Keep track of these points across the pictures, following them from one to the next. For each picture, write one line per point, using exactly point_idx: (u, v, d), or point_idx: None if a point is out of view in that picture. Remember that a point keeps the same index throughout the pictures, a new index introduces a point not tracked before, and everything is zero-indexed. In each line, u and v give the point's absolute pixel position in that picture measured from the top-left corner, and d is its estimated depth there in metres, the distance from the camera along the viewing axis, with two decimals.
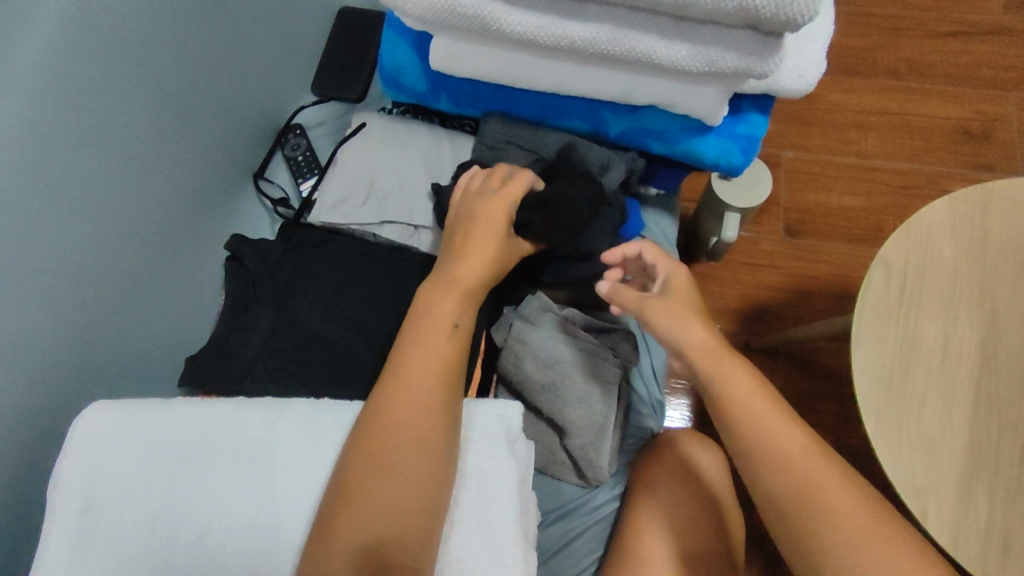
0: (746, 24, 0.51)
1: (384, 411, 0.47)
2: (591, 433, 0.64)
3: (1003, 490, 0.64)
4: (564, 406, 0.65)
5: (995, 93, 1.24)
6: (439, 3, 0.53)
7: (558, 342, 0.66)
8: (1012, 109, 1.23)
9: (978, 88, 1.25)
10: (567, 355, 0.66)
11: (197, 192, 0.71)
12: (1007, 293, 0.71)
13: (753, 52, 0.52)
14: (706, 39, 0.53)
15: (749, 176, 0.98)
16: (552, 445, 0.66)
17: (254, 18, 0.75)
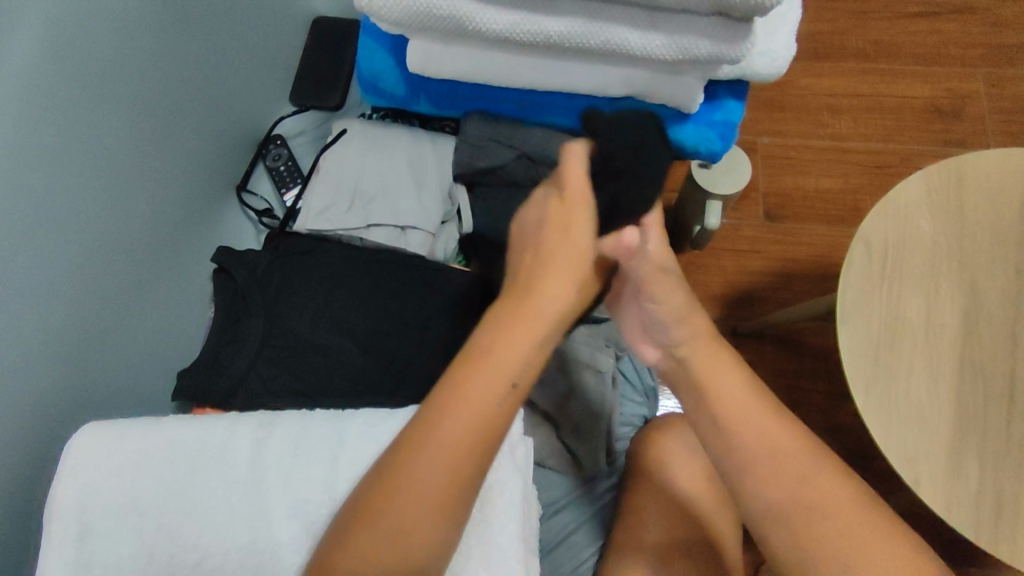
0: (717, 11, 0.52)
1: (429, 432, 0.41)
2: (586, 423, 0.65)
3: (991, 456, 0.65)
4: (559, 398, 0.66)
5: (962, 70, 1.26)
6: (414, 5, 0.53)
7: None
8: (980, 85, 1.25)
9: (947, 66, 1.27)
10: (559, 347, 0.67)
11: (181, 207, 0.71)
12: (984, 264, 0.73)
13: (726, 38, 0.53)
14: (679, 27, 0.53)
15: (729, 163, 0.99)
16: (549, 438, 0.67)
17: (229, 30, 0.75)
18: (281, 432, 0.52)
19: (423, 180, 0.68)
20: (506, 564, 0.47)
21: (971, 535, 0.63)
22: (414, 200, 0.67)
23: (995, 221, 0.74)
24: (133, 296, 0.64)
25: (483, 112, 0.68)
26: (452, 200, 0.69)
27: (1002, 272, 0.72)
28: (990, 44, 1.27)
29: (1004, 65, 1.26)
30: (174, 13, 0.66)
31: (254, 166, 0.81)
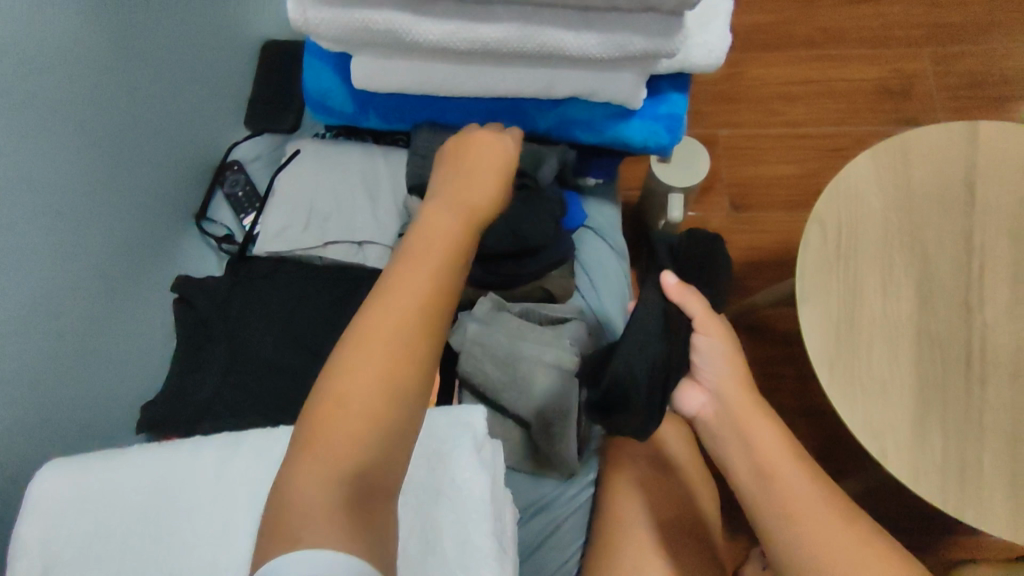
0: (647, 7, 0.53)
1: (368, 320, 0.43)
2: (557, 425, 0.66)
3: (953, 423, 0.67)
4: (528, 401, 0.66)
5: (909, 50, 1.30)
6: (350, 21, 0.54)
7: (516, 339, 0.67)
8: (927, 64, 1.28)
9: (894, 48, 1.30)
10: (525, 350, 0.67)
11: (137, 240, 0.70)
12: (936, 235, 0.75)
13: (658, 32, 0.55)
14: (612, 25, 0.54)
15: (687, 157, 1.01)
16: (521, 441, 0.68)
17: (177, 59, 0.75)
18: (246, 453, 0.52)
19: (378, 193, 0.69)
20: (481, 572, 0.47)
21: (939, 501, 0.64)
22: (370, 215, 0.67)
23: (943, 193, 0.76)
24: (94, 331, 0.63)
25: (433, 123, 0.68)
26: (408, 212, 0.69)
27: (952, 242, 0.74)
28: (934, 23, 1.31)
29: (949, 43, 1.29)
30: (118, 47, 0.66)
31: (212, 193, 0.80)
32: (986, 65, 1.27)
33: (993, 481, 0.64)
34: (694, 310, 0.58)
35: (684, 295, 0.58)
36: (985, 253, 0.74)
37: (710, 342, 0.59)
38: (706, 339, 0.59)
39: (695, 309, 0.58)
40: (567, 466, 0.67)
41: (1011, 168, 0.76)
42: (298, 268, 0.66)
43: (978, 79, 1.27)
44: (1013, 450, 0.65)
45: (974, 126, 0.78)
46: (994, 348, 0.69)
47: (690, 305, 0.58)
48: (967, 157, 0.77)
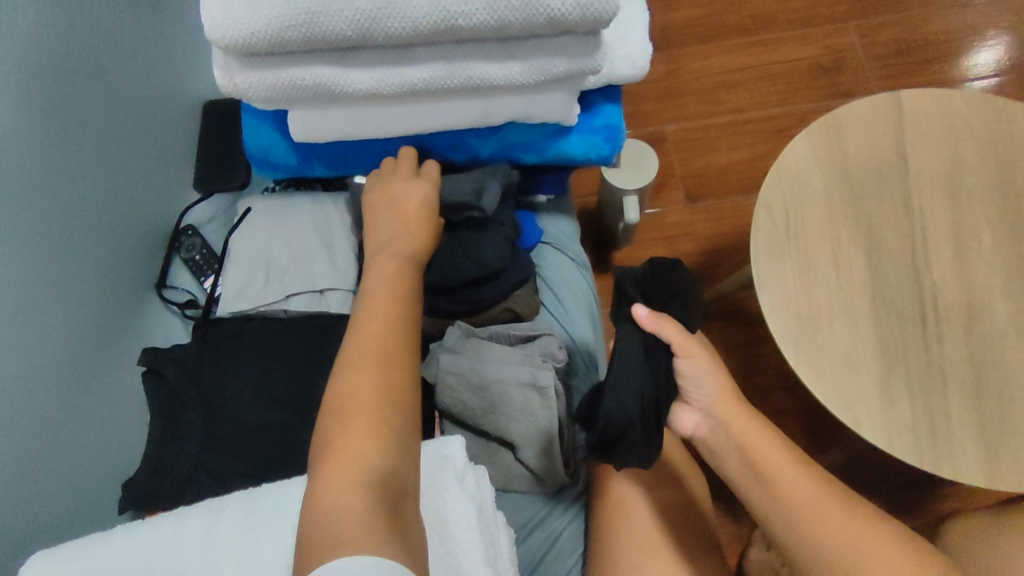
0: (563, 30, 0.55)
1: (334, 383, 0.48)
2: (539, 442, 0.66)
3: (918, 382, 0.69)
4: (508, 422, 0.67)
5: (835, 26, 1.34)
6: (282, 80, 0.56)
7: (488, 363, 0.68)
8: (853, 38, 1.33)
9: (820, 26, 1.35)
10: (499, 373, 0.67)
11: (100, 319, 0.70)
12: (877, 204, 0.78)
13: (578, 52, 0.57)
14: (533, 51, 0.57)
15: (635, 159, 1.03)
16: (508, 462, 0.69)
17: (120, 135, 0.75)
18: (228, 517, 0.52)
19: (333, 239, 0.69)
20: None
21: (915, 460, 0.66)
22: (328, 261, 0.68)
23: (879, 163, 0.79)
24: (67, 416, 0.63)
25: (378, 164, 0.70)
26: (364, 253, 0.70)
27: (893, 209, 0.77)
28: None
29: (873, 15, 1.34)
30: (59, 132, 0.66)
31: (170, 261, 0.80)
32: (910, 31, 1.32)
33: (962, 433, 0.66)
34: (669, 333, 0.61)
35: (658, 323, 0.61)
36: (925, 215, 0.77)
37: (693, 365, 0.63)
38: (687, 362, 0.63)
39: (670, 332, 0.61)
40: (555, 480, 0.68)
41: (938, 130, 0.80)
42: (262, 324, 0.67)
43: (905, 45, 1.32)
44: (977, 400, 0.68)
45: (898, 95, 0.82)
46: (947, 305, 0.72)
47: (665, 331, 0.61)
48: (896, 126, 0.80)
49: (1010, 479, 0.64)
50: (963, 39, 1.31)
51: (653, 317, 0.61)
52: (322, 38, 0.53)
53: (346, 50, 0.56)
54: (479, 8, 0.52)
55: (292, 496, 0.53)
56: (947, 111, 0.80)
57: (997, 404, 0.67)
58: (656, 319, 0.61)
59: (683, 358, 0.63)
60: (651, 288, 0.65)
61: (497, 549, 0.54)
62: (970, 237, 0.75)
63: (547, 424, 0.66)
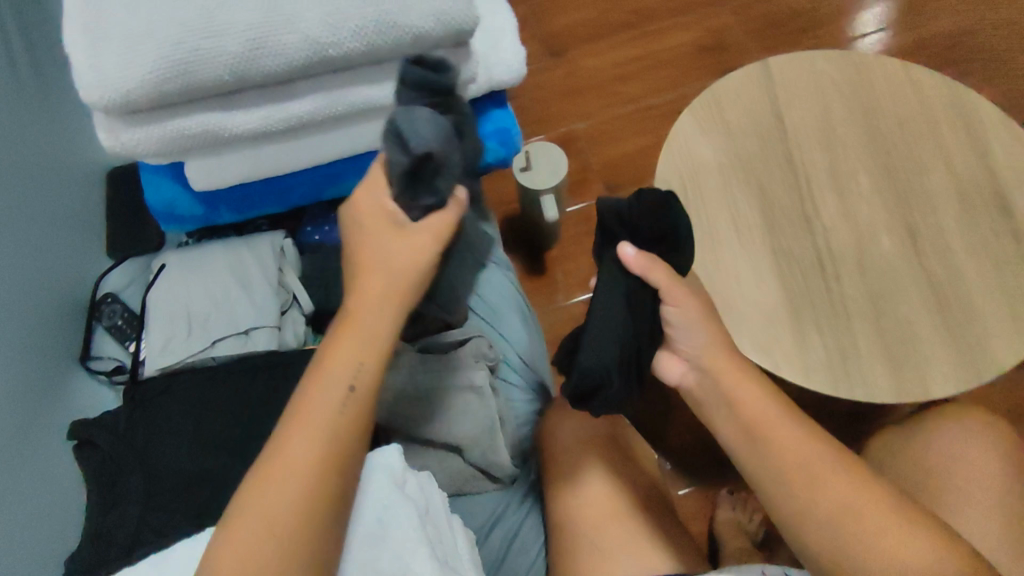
0: (432, 46, 0.59)
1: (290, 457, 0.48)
2: (483, 439, 0.68)
3: (825, 319, 0.74)
4: (451, 426, 0.69)
5: (711, 10, 1.43)
6: (168, 132, 0.57)
7: (422, 373, 0.69)
8: (730, 18, 1.42)
9: (699, 11, 1.43)
10: (434, 380, 0.69)
11: (24, 401, 0.69)
12: (764, 164, 0.83)
13: (450, 64, 0.60)
14: None
15: (542, 159, 1.08)
16: (459, 466, 0.70)
17: (25, 213, 0.74)
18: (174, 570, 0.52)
19: (250, 280, 0.70)
20: None
21: (832, 390, 0.71)
22: (249, 302, 0.69)
23: (759, 126, 0.85)
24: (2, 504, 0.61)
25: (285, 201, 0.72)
26: (285, 289, 0.72)
27: (778, 166, 0.83)
28: None
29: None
30: None
31: (92, 330, 0.79)
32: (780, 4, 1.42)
33: (869, 357, 0.72)
34: (657, 277, 0.62)
35: (645, 265, 0.62)
36: (807, 166, 0.83)
37: (683, 312, 0.63)
38: (677, 307, 0.63)
39: (658, 276, 0.62)
40: (504, 474, 0.70)
41: (806, 89, 0.86)
42: (192, 374, 0.66)
43: (778, 18, 1.41)
44: (878, 325, 0.73)
45: (766, 63, 0.88)
46: (838, 244, 0.78)
47: (648, 272, 0.62)
48: (768, 91, 0.87)
49: (916, 390, 0.70)
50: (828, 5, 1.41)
51: (642, 259, 0.62)
52: (199, 86, 0.55)
53: (227, 95, 0.58)
54: (346, 36, 0.55)
55: None
56: (811, 70, 0.87)
57: (895, 324, 0.73)
58: (643, 259, 0.62)
59: (672, 303, 0.63)
60: (643, 225, 0.64)
61: (447, 548, 0.55)
62: (848, 179, 0.81)
63: (489, 420, 0.69)
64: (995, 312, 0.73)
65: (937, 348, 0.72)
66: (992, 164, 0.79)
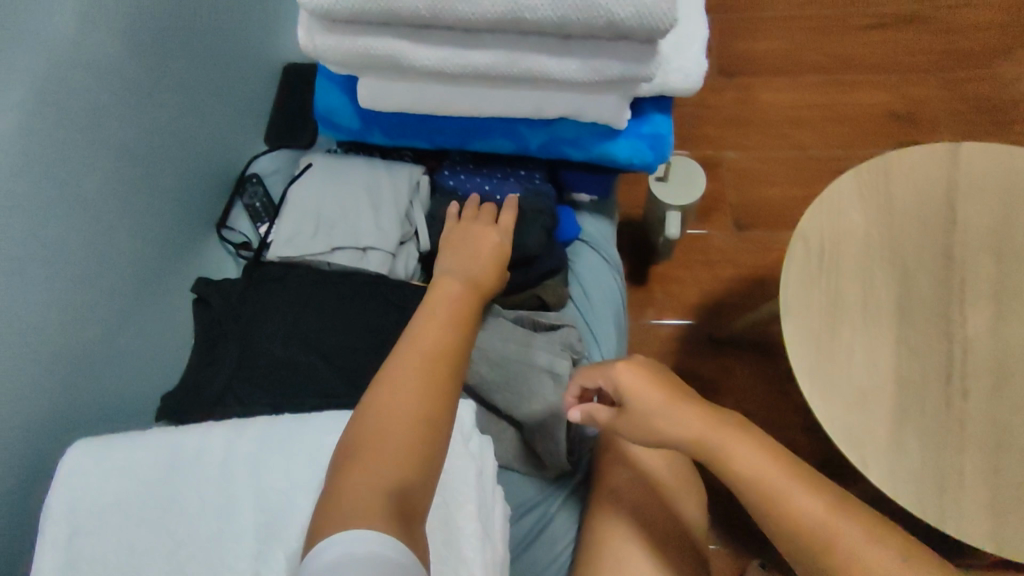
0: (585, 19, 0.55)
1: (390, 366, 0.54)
2: (506, 399, 0.71)
3: (931, 433, 0.68)
4: (498, 389, 0.71)
5: (919, 78, 1.36)
6: (356, 50, 0.60)
7: (518, 332, 0.73)
8: (936, 91, 1.35)
9: (903, 74, 1.37)
10: (517, 337, 0.73)
11: (165, 245, 0.77)
12: (921, 248, 0.76)
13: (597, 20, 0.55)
14: (525, 46, 0.59)
15: (685, 176, 1.06)
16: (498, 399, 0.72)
17: (209, 92, 0.81)
18: (249, 435, 0.57)
19: (378, 205, 0.73)
20: None
21: (916, 508, 0.65)
22: (390, 221, 0.72)
23: (930, 210, 0.77)
24: (102, 339, 0.67)
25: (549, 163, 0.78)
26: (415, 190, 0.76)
27: (935, 255, 0.75)
28: (942, 51, 1.38)
29: (948, 75, 1.36)
30: (162, 85, 0.73)
31: (232, 204, 0.86)
32: (979, 99, 1.34)
33: (971, 496, 0.65)
34: None
35: None
36: (967, 272, 0.74)
37: None
38: None
39: None
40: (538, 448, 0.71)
41: (998, 188, 0.77)
42: (308, 272, 0.72)
43: (957, 116, 1.33)
44: (992, 466, 0.66)
45: (956, 148, 0.79)
46: (973, 360, 0.70)
47: None
48: (954, 175, 0.78)
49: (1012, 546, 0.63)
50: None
51: None
52: (398, 12, 0.56)
53: (421, 28, 0.59)
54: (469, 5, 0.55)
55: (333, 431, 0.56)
56: (1010, 170, 0.78)
57: (1012, 472, 0.66)
58: None
59: None
60: None
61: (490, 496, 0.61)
62: (1013, 299, 0.72)
63: (515, 398, 0.71)
64: None
65: None
66: None
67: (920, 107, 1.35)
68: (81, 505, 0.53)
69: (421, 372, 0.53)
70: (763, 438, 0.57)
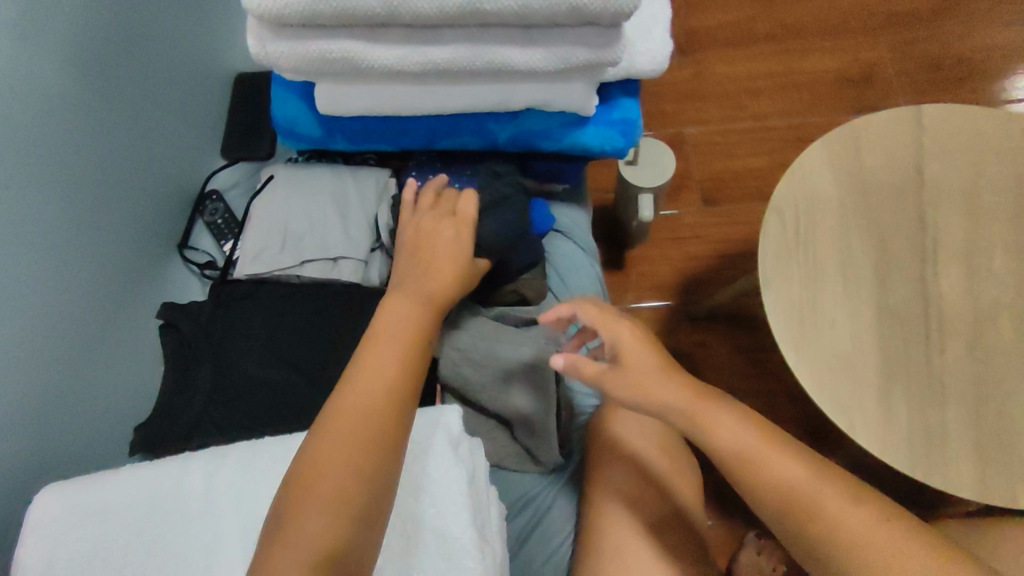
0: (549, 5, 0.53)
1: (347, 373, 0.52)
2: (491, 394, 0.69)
3: (917, 392, 0.69)
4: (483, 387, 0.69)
5: (868, 40, 1.38)
6: (311, 54, 0.58)
7: (499, 327, 0.72)
8: (886, 52, 1.37)
9: (852, 38, 1.39)
10: (499, 332, 0.71)
11: (126, 271, 0.73)
12: (892, 212, 0.77)
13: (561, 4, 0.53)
14: (486, 38, 0.57)
15: (652, 156, 1.06)
16: (486, 397, 0.70)
17: (158, 107, 0.77)
18: (231, 462, 0.54)
19: (347, 213, 0.71)
20: (462, 546, 0.51)
21: (907, 466, 0.66)
22: (360, 228, 0.70)
23: (897, 174, 0.78)
24: (67, 376, 0.63)
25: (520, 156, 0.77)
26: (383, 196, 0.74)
27: (906, 217, 0.76)
28: (888, 12, 1.40)
29: (897, 36, 1.38)
30: (109, 102, 0.70)
31: (193, 222, 0.82)
32: (926, 57, 1.36)
33: (960, 450, 0.66)
34: None
35: None
36: (937, 230, 0.75)
37: None
38: None
39: None
40: (529, 441, 0.70)
41: (960, 147, 0.79)
42: (277, 288, 0.69)
43: (907, 75, 1.35)
44: (978, 418, 0.67)
45: (917, 111, 0.81)
46: (952, 317, 0.71)
47: None
48: (915, 136, 0.79)
49: (1002, 492, 0.64)
50: (973, 69, 1.34)
51: None
52: (352, 12, 0.54)
53: (375, 26, 0.57)
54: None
55: None
56: (970, 129, 0.79)
57: (997, 422, 0.67)
58: None
59: None
60: None
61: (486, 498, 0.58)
62: (984, 252, 0.74)
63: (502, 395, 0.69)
64: None
65: None
66: None
67: (871, 69, 1.37)
68: (56, 552, 0.50)
69: (376, 381, 0.52)
70: (744, 409, 0.57)
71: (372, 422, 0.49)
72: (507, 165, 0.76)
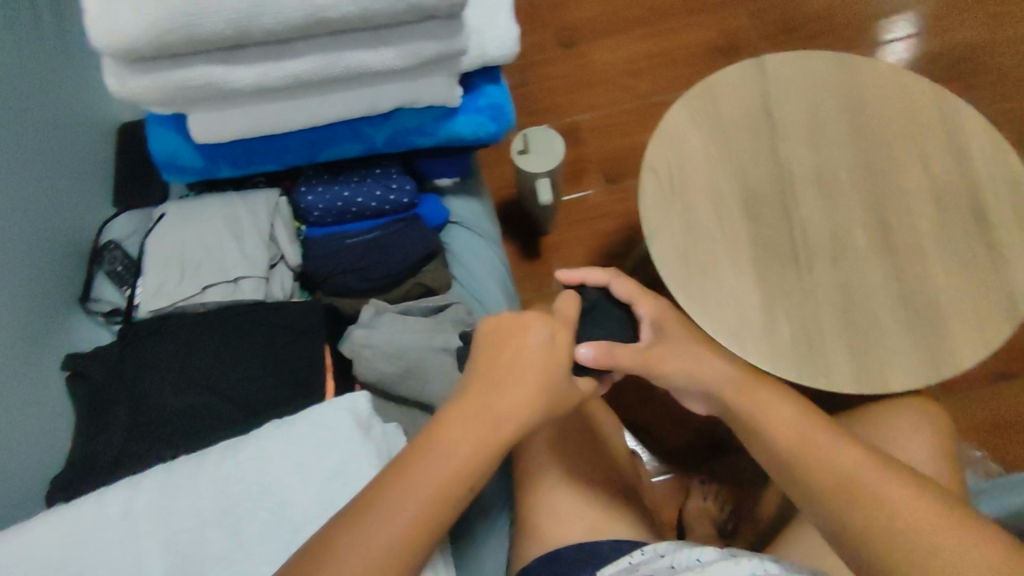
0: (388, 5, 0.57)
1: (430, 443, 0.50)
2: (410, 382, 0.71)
3: (794, 306, 0.75)
4: (399, 376, 0.71)
5: (729, 12, 1.50)
6: (172, 84, 0.60)
7: (405, 318, 0.74)
8: (746, 20, 1.49)
9: (715, 11, 1.50)
10: (407, 322, 0.73)
11: (28, 328, 0.73)
12: (749, 154, 0.85)
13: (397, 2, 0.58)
14: (337, 45, 0.61)
15: (543, 143, 1.12)
16: (405, 386, 0.71)
17: (39, 163, 0.77)
18: (147, 487, 0.55)
19: (241, 235, 0.72)
20: None
21: (795, 374, 0.73)
22: (257, 247, 0.72)
23: (749, 121, 0.87)
24: None
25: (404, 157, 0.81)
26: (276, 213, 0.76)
27: (762, 157, 0.84)
28: None
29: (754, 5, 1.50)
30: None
31: (93, 275, 0.81)
32: (783, 20, 1.49)
33: (837, 349, 0.73)
34: None
35: None
36: (792, 165, 0.84)
37: None
38: None
39: None
40: None
41: (798, 89, 0.88)
42: (183, 317, 0.69)
43: (769, 38, 1.47)
44: (847, 318, 0.75)
45: (759, 63, 0.90)
46: (813, 235, 0.79)
47: None
48: (760, 87, 0.88)
49: (878, 380, 0.72)
50: (824, 25, 1.47)
51: None
52: (202, 38, 0.56)
53: (230, 49, 0.60)
54: (270, 15, 0.56)
55: (234, 459, 0.56)
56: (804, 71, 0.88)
57: (865, 318, 0.74)
58: None
59: None
60: None
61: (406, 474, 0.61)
62: (832, 177, 0.83)
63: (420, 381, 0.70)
64: (965, 321, 0.74)
65: (903, 345, 0.73)
66: (967, 178, 0.81)
67: (736, 38, 1.48)
68: None
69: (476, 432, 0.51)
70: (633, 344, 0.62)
71: (451, 476, 0.49)
72: (394, 165, 0.79)
